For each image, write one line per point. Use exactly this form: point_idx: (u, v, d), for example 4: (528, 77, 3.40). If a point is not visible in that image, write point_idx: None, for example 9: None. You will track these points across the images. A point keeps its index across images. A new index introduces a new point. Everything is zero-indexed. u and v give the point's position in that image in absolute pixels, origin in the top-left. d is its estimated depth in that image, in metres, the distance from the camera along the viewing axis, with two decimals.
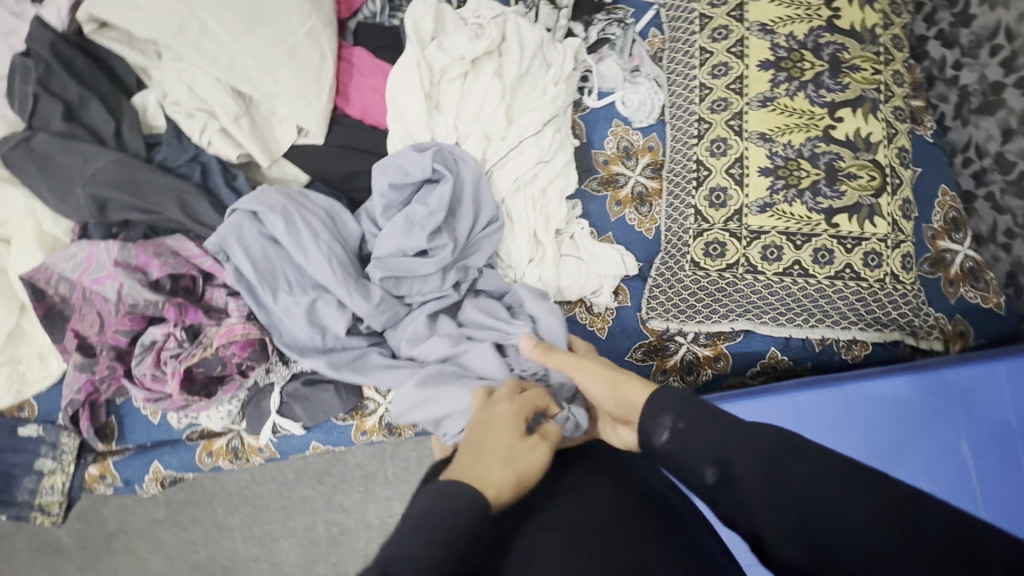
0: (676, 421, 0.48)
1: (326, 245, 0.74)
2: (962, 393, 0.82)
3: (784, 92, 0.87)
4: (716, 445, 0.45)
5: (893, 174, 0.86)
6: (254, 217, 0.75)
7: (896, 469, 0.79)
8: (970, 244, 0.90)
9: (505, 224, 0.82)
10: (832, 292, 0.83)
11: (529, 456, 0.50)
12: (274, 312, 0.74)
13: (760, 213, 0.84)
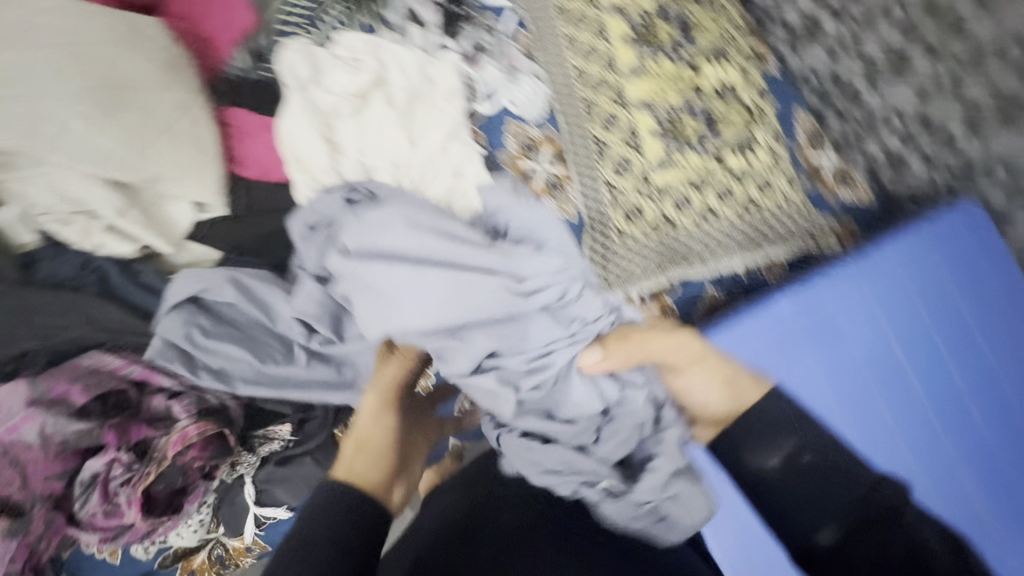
0: (797, 446, 0.78)
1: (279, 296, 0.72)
2: (866, 284, 0.87)
3: (649, 60, 0.96)
4: None
5: (758, 110, 0.97)
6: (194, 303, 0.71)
7: (837, 364, 0.84)
8: (833, 153, 1.04)
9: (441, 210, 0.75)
10: (741, 223, 0.92)
11: (371, 419, 0.66)
12: (271, 375, 0.71)
13: (662, 171, 0.92)
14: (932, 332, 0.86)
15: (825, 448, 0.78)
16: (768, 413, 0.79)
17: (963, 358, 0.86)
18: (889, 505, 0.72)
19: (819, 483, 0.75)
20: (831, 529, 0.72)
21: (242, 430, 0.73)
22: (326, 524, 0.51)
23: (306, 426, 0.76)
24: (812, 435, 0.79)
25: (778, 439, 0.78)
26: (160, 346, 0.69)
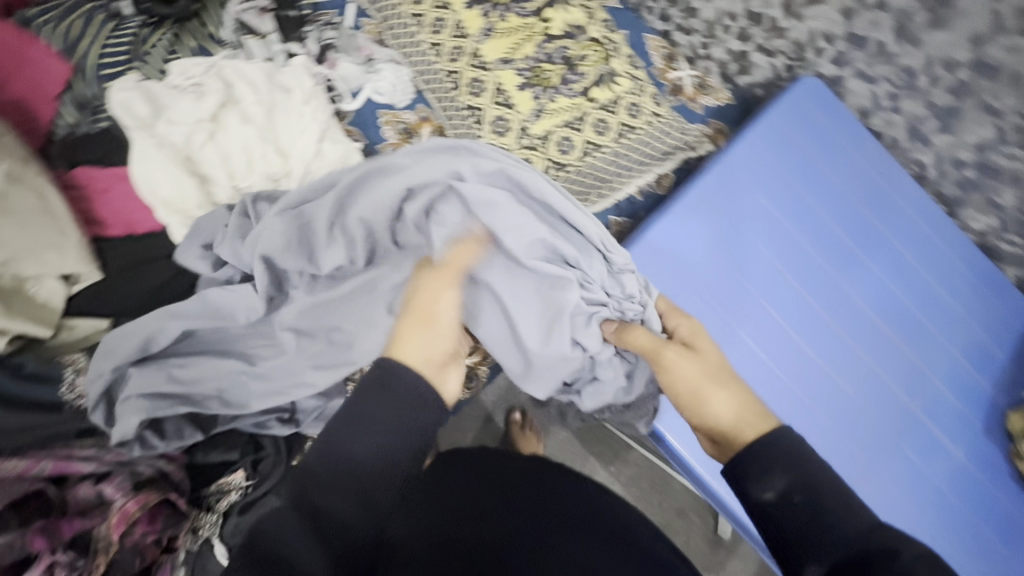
0: (791, 487, 0.50)
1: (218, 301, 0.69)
2: (747, 175, 0.95)
3: (496, 19, 0.99)
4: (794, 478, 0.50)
5: (610, 42, 1.02)
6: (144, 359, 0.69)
7: (738, 251, 0.91)
8: (687, 67, 1.12)
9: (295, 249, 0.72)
10: (624, 150, 0.97)
11: (437, 296, 0.62)
12: (259, 371, 0.71)
13: (539, 120, 0.95)
14: (813, 200, 0.95)
15: (810, 474, 0.50)
16: (775, 445, 0.52)
17: (843, 215, 0.95)
18: (889, 548, 0.44)
19: (815, 525, 0.48)
20: (819, 564, 0.46)
21: (190, 492, 0.70)
22: (372, 443, 0.50)
23: (261, 467, 0.73)
24: (801, 454, 0.51)
25: (764, 457, 0.52)
26: (130, 425, 0.66)
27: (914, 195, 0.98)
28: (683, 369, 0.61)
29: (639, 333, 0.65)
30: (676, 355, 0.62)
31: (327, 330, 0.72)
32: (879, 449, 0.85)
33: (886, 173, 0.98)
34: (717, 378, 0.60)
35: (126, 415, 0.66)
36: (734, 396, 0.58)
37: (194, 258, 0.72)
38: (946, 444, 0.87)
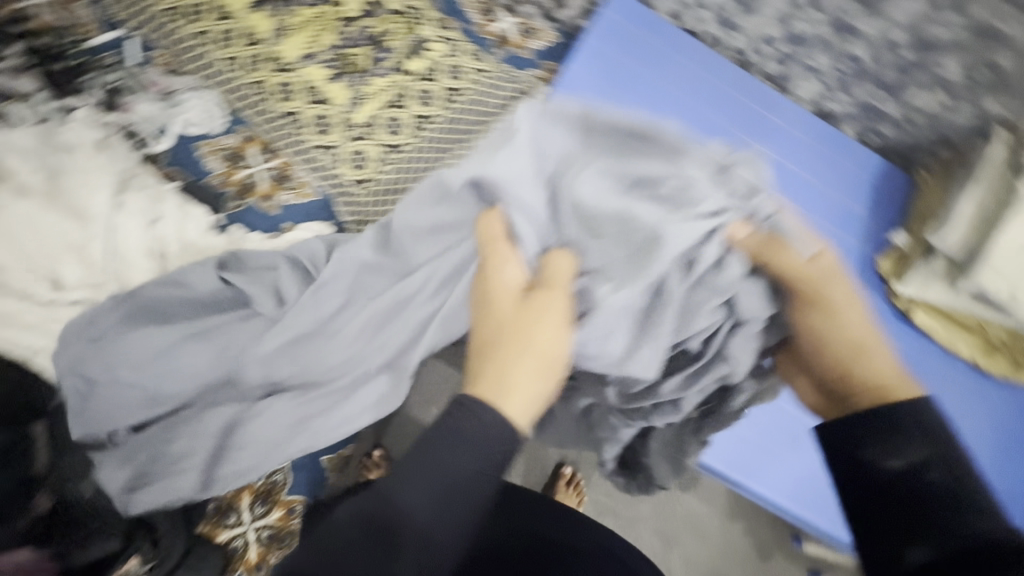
0: (933, 457, 0.46)
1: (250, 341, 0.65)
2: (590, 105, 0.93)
3: (287, 17, 0.94)
4: (930, 444, 0.47)
5: (414, 10, 0.98)
6: (268, 393, 0.67)
7: None
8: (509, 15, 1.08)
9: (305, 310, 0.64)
10: (457, 113, 0.94)
11: (545, 318, 0.54)
12: (336, 392, 0.67)
13: (360, 106, 0.91)
14: (662, 113, 0.95)
15: (947, 448, 0.46)
16: (905, 414, 0.48)
17: (691, 120, 0.96)
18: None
19: (951, 506, 0.44)
20: (929, 546, 0.44)
21: None
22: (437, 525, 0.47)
23: (161, 545, 0.71)
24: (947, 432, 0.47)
25: (904, 425, 0.48)
26: (195, 475, 0.67)
27: (749, 85, 1.01)
28: (836, 339, 0.54)
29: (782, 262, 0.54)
30: (820, 316, 0.54)
31: (382, 346, 0.65)
32: None
33: (716, 70, 1.00)
34: (862, 347, 0.53)
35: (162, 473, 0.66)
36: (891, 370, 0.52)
37: (132, 338, 0.65)
38: None
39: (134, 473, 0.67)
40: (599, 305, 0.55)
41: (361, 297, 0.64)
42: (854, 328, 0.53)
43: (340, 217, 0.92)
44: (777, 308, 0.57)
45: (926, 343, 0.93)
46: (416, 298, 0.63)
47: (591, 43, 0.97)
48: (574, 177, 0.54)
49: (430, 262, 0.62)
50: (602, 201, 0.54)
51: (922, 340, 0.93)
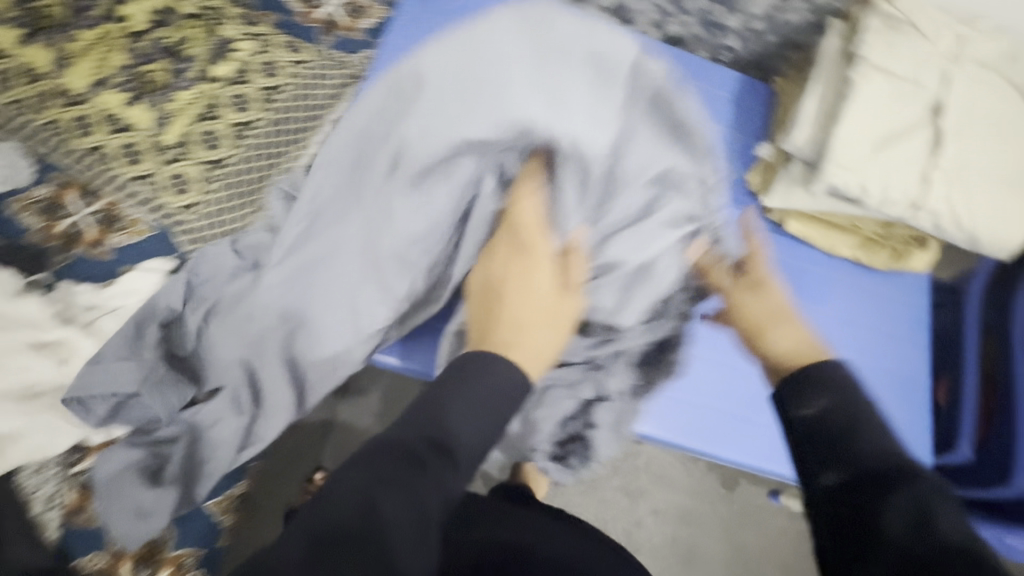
0: (832, 406, 0.57)
1: (334, 231, 0.71)
2: None
3: (69, 44, 0.86)
4: (833, 397, 0.58)
5: (212, 11, 0.91)
6: (286, 338, 0.72)
7: None
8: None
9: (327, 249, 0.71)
10: (282, 112, 0.88)
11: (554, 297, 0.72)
12: (320, 316, 0.71)
13: (169, 126, 0.85)
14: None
15: (846, 397, 0.58)
16: (821, 375, 0.60)
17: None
18: (910, 468, 0.51)
19: (843, 436, 0.55)
20: (836, 472, 0.53)
21: None
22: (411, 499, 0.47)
23: None
24: (840, 383, 0.59)
25: (809, 381, 0.60)
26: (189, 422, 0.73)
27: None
28: (751, 307, 0.79)
29: (724, 277, 0.78)
30: (751, 298, 0.79)
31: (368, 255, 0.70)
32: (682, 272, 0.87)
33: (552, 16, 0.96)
34: (776, 318, 0.77)
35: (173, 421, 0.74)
36: (792, 336, 0.75)
37: (150, 327, 0.75)
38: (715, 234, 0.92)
39: (193, 411, 0.74)
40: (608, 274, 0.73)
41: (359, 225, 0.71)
42: (772, 320, 0.77)
43: (181, 248, 0.85)
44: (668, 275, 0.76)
45: (801, 247, 0.94)
46: (402, 206, 0.70)
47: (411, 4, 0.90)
48: (620, 141, 0.70)
49: (427, 184, 0.70)
50: (632, 180, 0.72)
51: (797, 248, 0.94)
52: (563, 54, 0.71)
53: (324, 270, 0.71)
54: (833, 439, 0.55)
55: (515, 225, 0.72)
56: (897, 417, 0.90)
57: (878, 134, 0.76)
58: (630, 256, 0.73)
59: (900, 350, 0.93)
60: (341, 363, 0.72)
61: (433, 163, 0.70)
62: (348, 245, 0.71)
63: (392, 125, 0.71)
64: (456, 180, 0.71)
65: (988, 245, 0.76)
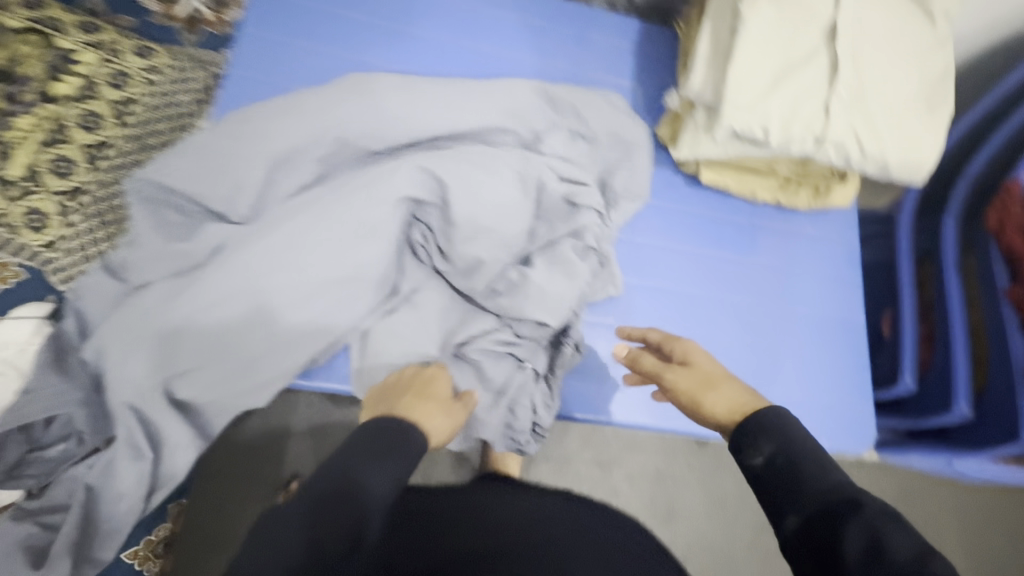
0: (775, 452, 0.51)
1: (246, 267, 0.69)
2: (281, 73, 0.80)
3: None
4: (780, 438, 0.51)
5: (42, 17, 0.82)
6: (165, 388, 0.68)
7: None
8: None
9: (219, 292, 0.68)
10: (138, 129, 0.83)
11: (454, 416, 0.65)
12: (210, 359, 0.69)
13: (14, 159, 0.78)
14: (370, 49, 0.84)
15: (791, 438, 0.51)
16: (760, 423, 0.53)
17: (409, 48, 0.86)
18: (853, 497, 0.45)
19: (796, 482, 0.49)
20: (796, 514, 0.47)
21: None
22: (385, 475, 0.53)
23: None
24: (783, 426, 0.52)
25: (751, 426, 0.54)
26: (106, 477, 0.69)
27: None
28: (682, 377, 0.65)
29: (645, 357, 0.72)
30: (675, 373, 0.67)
31: (255, 295, 0.69)
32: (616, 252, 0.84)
33: None
34: (712, 382, 0.62)
35: (91, 474, 0.69)
36: (729, 396, 0.60)
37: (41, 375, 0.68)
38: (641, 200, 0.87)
39: (102, 462, 0.69)
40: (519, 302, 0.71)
41: (246, 260, 0.69)
42: (704, 386, 0.62)
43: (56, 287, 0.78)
44: (580, 266, 0.74)
45: (716, 197, 0.90)
46: (296, 238, 0.69)
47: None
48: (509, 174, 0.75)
49: (329, 217, 0.69)
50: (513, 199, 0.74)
51: (716, 199, 0.90)
52: (431, 98, 0.78)
53: (235, 305, 0.69)
54: (788, 489, 0.49)
55: (409, 370, 0.68)
56: (837, 359, 0.88)
57: (774, 67, 0.71)
58: (541, 281, 0.72)
59: (833, 289, 0.91)
60: (268, 390, 0.69)
61: (334, 191, 0.70)
62: (258, 275, 0.69)
63: (276, 157, 0.70)
64: (356, 199, 0.69)
65: (899, 172, 0.72)
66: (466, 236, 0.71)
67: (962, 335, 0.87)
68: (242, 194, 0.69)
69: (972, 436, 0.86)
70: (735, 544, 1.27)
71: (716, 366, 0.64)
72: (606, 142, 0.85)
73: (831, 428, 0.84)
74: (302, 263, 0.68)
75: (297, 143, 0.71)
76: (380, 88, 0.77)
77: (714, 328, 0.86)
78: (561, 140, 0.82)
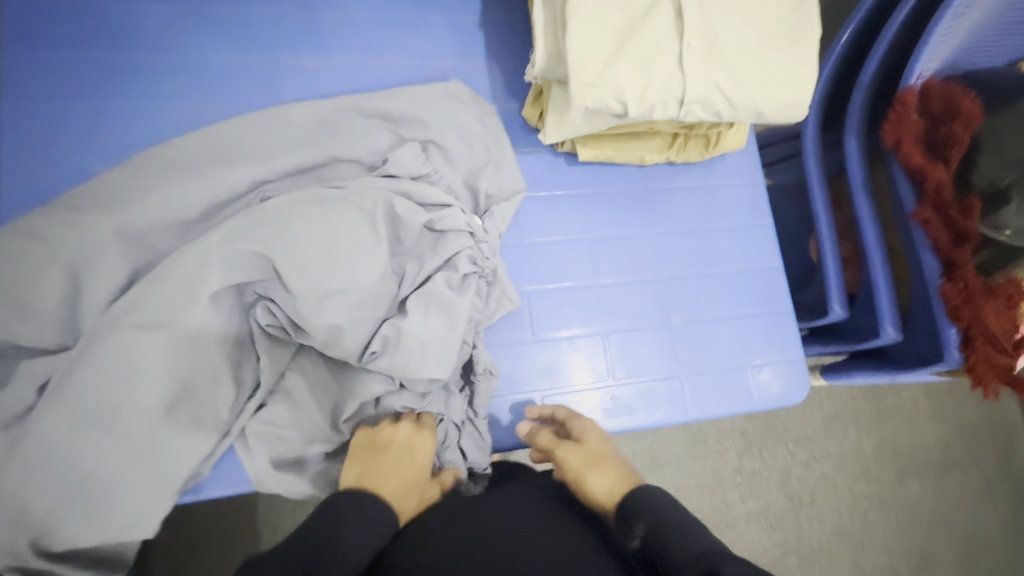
0: (647, 530, 0.53)
1: (83, 390, 0.58)
2: (63, 149, 0.68)
3: None
4: (650, 517, 0.54)
5: None
6: (36, 546, 0.58)
7: None
8: None
9: (66, 428, 0.58)
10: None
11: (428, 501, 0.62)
12: (82, 502, 0.59)
13: None
14: (162, 93, 0.72)
15: (659, 513, 0.54)
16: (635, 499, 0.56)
17: (212, 84, 0.74)
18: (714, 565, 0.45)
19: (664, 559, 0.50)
20: None
21: None
22: (372, 531, 0.51)
23: None
24: (651, 500, 0.55)
25: (625, 508, 0.56)
26: None
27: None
28: (570, 453, 0.65)
29: (542, 432, 0.69)
30: (568, 446, 0.66)
31: (113, 420, 0.59)
32: (514, 263, 0.78)
33: None
34: (597, 460, 0.63)
35: None
36: (613, 476, 0.61)
37: None
38: (530, 198, 0.80)
39: None
40: (405, 360, 0.64)
41: (87, 385, 0.58)
42: (594, 461, 0.63)
43: None
44: (461, 294, 0.68)
45: (605, 170, 0.83)
46: (138, 347, 0.59)
47: (15, 54, 0.69)
48: (356, 218, 0.66)
49: (168, 314, 0.60)
50: (371, 244, 0.66)
51: (606, 172, 0.83)
52: (248, 147, 0.68)
53: (82, 438, 0.59)
54: (662, 564, 0.50)
55: (394, 443, 0.63)
56: (764, 312, 0.83)
57: (615, 30, 0.62)
58: (418, 328, 0.65)
59: (746, 239, 0.85)
60: (157, 515, 0.61)
61: (157, 283, 0.60)
62: (96, 398, 0.59)
63: (87, 260, 0.61)
64: (182, 288, 0.60)
65: (777, 115, 0.65)
66: (323, 300, 0.62)
67: (881, 254, 0.82)
68: (49, 317, 0.60)
69: (904, 356, 0.83)
70: (717, 473, 1.33)
71: (605, 444, 0.66)
72: (463, 142, 0.75)
73: (781, 381, 0.81)
74: (154, 373, 0.59)
75: (104, 245, 0.61)
76: (183, 154, 0.67)
77: (625, 313, 0.80)
78: (410, 157, 0.72)
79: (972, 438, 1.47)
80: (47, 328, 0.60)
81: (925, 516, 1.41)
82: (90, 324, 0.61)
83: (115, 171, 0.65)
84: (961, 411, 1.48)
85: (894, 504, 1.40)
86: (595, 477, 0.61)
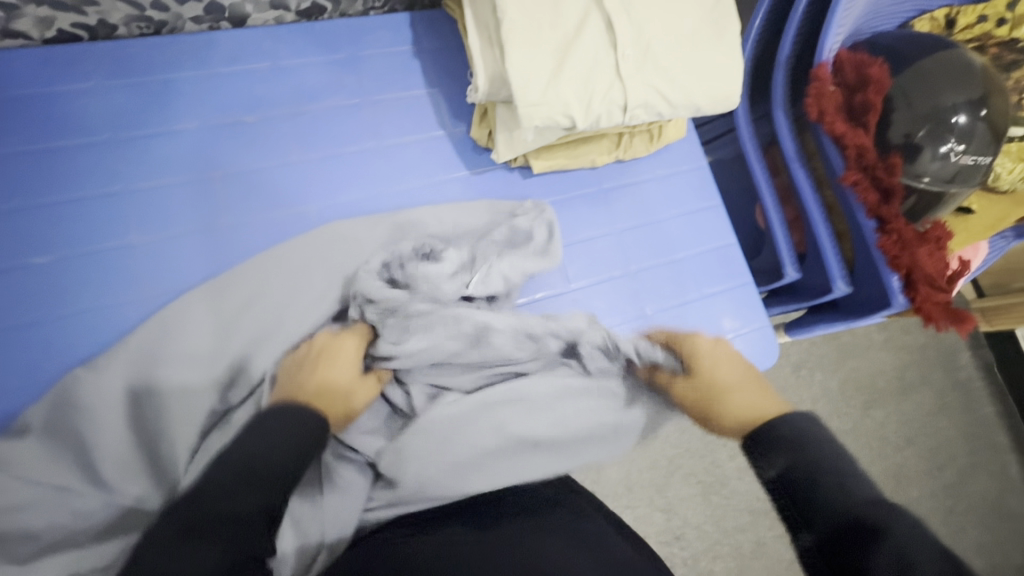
0: (791, 465, 0.59)
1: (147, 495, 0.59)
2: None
3: None
4: (794, 459, 0.59)
5: None
6: None
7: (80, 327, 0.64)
8: None
9: (87, 530, 0.57)
10: None
11: (356, 388, 0.68)
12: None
13: None
14: (98, 173, 0.69)
15: (807, 452, 0.60)
16: (781, 430, 0.67)
17: (168, 154, 0.72)
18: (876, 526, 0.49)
19: (813, 506, 0.54)
20: (809, 531, 0.53)
21: None
22: (276, 455, 0.57)
23: None
24: (800, 437, 0.62)
25: (780, 444, 0.63)
26: None
27: (205, 46, 0.75)
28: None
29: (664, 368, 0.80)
30: (712, 364, 0.82)
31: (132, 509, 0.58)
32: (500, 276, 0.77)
33: (122, 66, 0.72)
34: (735, 387, 0.80)
35: None
36: (752, 402, 0.78)
37: None
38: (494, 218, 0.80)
39: None
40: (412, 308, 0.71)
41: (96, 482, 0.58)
42: (739, 386, 0.80)
43: None
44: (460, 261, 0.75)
45: (560, 176, 0.85)
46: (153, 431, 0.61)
47: None
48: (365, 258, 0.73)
49: (179, 393, 0.62)
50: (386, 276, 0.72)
51: (561, 177, 0.85)
52: (311, 269, 0.71)
53: (105, 535, 0.57)
54: (813, 504, 0.54)
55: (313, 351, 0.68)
56: (724, 287, 0.88)
57: (552, 46, 0.64)
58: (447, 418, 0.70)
59: (714, 220, 0.90)
60: None
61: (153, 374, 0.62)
62: (152, 497, 0.59)
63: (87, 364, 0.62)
64: (215, 371, 0.64)
65: (712, 107, 0.69)
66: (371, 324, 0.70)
67: (821, 217, 0.88)
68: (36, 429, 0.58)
69: (857, 306, 0.89)
70: None
71: (743, 368, 0.83)
72: (455, 218, 0.79)
73: (752, 346, 0.86)
74: (166, 453, 0.60)
75: (144, 358, 0.63)
76: (204, 253, 0.69)
77: (601, 313, 0.82)
78: (387, 298, 0.70)
79: (918, 358, 1.59)
80: (36, 436, 0.58)
81: (893, 441, 1.50)
82: (142, 438, 0.60)
83: (86, 270, 0.66)
84: (906, 337, 1.60)
85: (865, 434, 1.49)
86: (750, 396, 0.79)
